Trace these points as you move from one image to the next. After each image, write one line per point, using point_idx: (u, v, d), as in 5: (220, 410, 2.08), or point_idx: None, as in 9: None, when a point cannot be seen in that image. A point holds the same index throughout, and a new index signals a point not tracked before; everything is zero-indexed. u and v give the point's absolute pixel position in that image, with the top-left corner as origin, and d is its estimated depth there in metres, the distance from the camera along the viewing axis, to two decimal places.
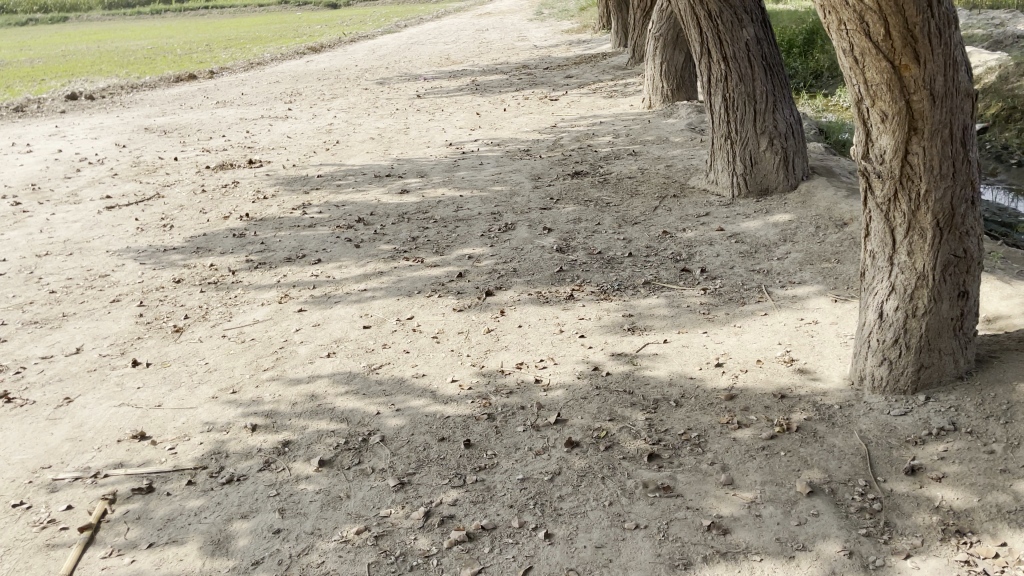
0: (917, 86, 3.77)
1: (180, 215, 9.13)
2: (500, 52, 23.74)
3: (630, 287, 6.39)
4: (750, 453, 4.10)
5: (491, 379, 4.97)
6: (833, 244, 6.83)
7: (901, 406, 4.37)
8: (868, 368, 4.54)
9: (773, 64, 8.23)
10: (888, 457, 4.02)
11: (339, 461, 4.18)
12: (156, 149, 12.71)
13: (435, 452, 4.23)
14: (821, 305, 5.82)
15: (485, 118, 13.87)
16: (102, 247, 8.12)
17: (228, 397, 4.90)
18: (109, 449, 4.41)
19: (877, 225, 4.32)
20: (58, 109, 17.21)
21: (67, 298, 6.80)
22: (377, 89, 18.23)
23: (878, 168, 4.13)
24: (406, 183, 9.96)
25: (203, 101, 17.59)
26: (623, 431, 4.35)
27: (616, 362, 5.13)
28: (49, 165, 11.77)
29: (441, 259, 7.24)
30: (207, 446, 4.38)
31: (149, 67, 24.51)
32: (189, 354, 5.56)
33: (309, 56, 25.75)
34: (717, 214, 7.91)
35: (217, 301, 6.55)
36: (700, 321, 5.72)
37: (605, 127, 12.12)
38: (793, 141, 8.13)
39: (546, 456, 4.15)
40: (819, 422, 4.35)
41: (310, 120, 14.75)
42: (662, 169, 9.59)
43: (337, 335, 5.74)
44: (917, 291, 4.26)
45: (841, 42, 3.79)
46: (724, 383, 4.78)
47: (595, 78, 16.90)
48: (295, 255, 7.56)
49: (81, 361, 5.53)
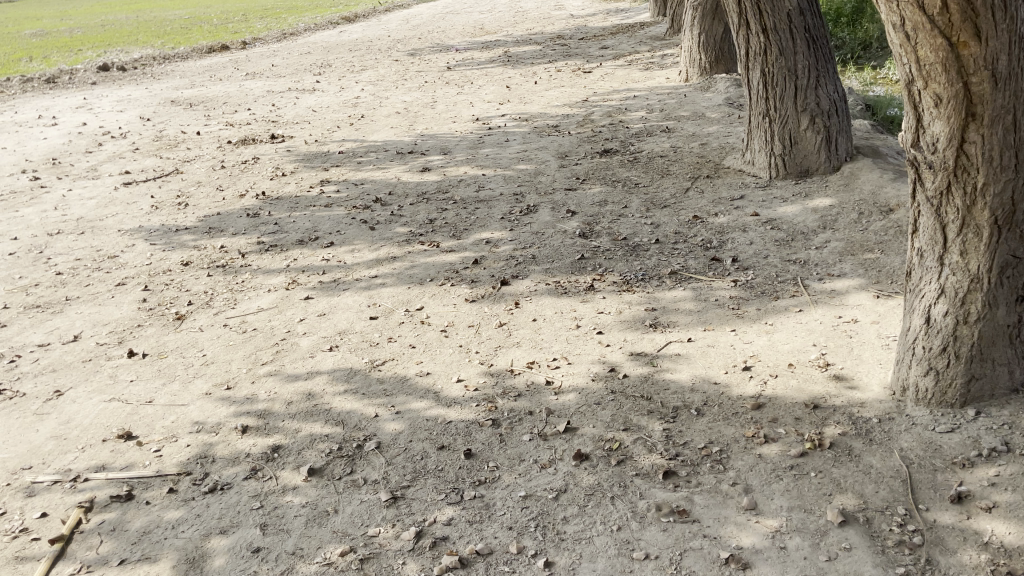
0: (977, 66, 3.31)
1: (196, 193, 8.90)
2: (535, 22, 23.09)
3: (654, 278, 6.00)
4: (777, 473, 3.73)
5: (500, 380, 4.64)
6: (877, 233, 6.35)
7: (948, 421, 3.96)
8: (912, 377, 4.12)
9: (817, 36, 7.66)
10: (932, 481, 3.61)
11: (329, 470, 3.90)
12: (180, 123, 12.51)
13: (432, 462, 3.92)
14: (861, 302, 5.36)
15: (514, 91, 13.42)
16: (114, 226, 7.92)
17: (221, 393, 4.64)
18: (93, 450, 4.18)
19: (927, 221, 3.86)
20: (89, 80, 17.13)
21: (72, 280, 6.61)
22: (407, 61, 17.82)
23: (930, 157, 3.66)
24: (428, 160, 9.61)
25: (233, 73, 17.37)
26: (637, 443, 4.00)
27: (635, 363, 4.77)
28: (73, 139, 11.64)
29: (457, 244, 6.91)
30: (194, 449, 4.13)
31: (183, 37, 24.32)
32: (187, 345, 5.31)
33: (342, 27, 25.36)
34: (752, 197, 7.45)
35: (224, 286, 6.30)
36: (728, 317, 5.31)
37: (639, 101, 11.62)
38: (837, 119, 7.60)
39: (552, 470, 3.82)
40: (855, 438, 3.95)
41: (337, 93, 14.46)
42: (696, 148, 9.11)
43: (343, 326, 5.45)
44: (969, 296, 3.82)
45: (891, 15, 3.31)
46: (751, 390, 4.39)
47: (631, 49, 16.27)
48: (308, 237, 7.28)
49: (77, 350, 5.32)
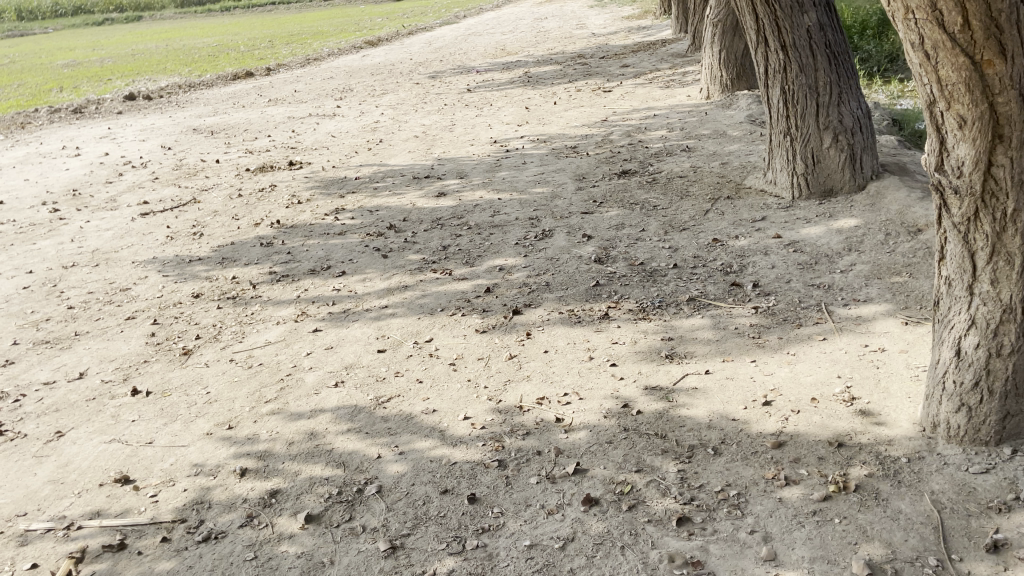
0: (1003, 85, 3.13)
1: (212, 222, 8.87)
2: (557, 41, 23.00)
3: (672, 305, 5.80)
4: (798, 519, 3.50)
5: (508, 418, 4.46)
6: (905, 255, 6.11)
7: (983, 461, 3.72)
8: (942, 414, 3.88)
9: (838, 52, 7.43)
10: (965, 528, 3.37)
11: (327, 517, 3.75)
12: (201, 151, 12.54)
13: (435, 508, 3.76)
14: (889, 329, 5.12)
15: (533, 112, 13.32)
16: (128, 258, 7.89)
17: (222, 433, 4.52)
18: (89, 495, 4.08)
19: (954, 248, 3.64)
20: (115, 110, 17.31)
21: (83, 315, 6.56)
22: (428, 83, 17.83)
23: (955, 182, 3.45)
24: (444, 184, 9.51)
25: (256, 99, 17.47)
26: (650, 485, 3.80)
27: (650, 398, 4.56)
28: (94, 169, 11.72)
29: (470, 271, 6.77)
30: (191, 494, 4.01)
31: (210, 65, 24.61)
32: (192, 381, 5.20)
33: (365, 51, 25.53)
34: (775, 218, 7.23)
35: (233, 319, 6.21)
36: (748, 347, 5.10)
37: (659, 120, 11.45)
38: (861, 136, 7.36)
39: (559, 517, 3.64)
40: (883, 479, 3.71)
41: (357, 118, 14.46)
42: (716, 167, 8.90)
43: (349, 360, 5.32)
44: (1001, 327, 3.59)
45: (909, 34, 3.15)
46: (772, 426, 4.17)
47: (652, 67, 16.09)
48: (320, 266, 7.19)
49: (82, 388, 5.25)
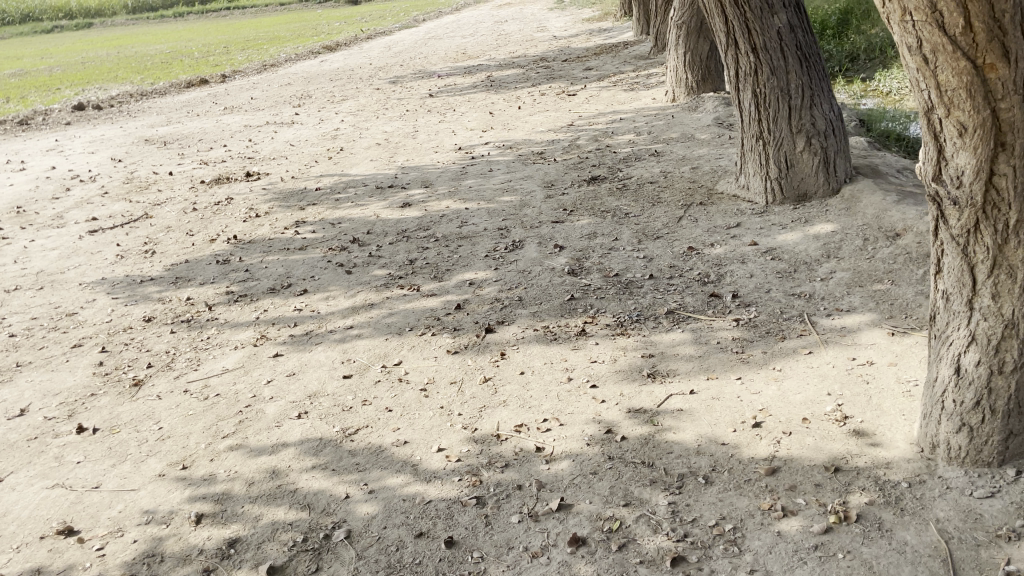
0: (1005, 90, 2.95)
1: (165, 239, 8.45)
2: (519, 44, 22.78)
3: (651, 318, 5.57)
4: (800, 555, 3.29)
5: (485, 448, 4.19)
6: (885, 262, 5.96)
7: (987, 485, 3.54)
8: (942, 434, 3.69)
9: (809, 54, 7.29)
10: (976, 560, 3.18)
11: (292, 569, 3.45)
12: (153, 163, 12.06)
13: (409, 553, 3.48)
14: (875, 340, 4.95)
15: (497, 117, 13.04)
16: (75, 280, 7.46)
17: (176, 474, 4.18)
18: (28, 550, 3.72)
19: (952, 261, 3.45)
20: (63, 121, 16.65)
21: (26, 344, 6.14)
22: (388, 89, 17.46)
23: (954, 193, 3.26)
24: (408, 194, 9.20)
25: (211, 107, 16.93)
26: (640, 521, 3.56)
27: (633, 422, 4.32)
28: (40, 185, 11.18)
29: (439, 286, 6.48)
30: (142, 546, 3.67)
31: (163, 72, 23.95)
32: (142, 416, 4.84)
33: (324, 56, 25.05)
34: (750, 224, 7.05)
35: (187, 345, 5.85)
36: (732, 362, 4.88)
37: (626, 124, 11.26)
38: (834, 139, 7.21)
39: (544, 560, 3.38)
40: (884, 507, 3.51)
41: (317, 125, 14.06)
42: (687, 172, 8.73)
43: (313, 388, 5.00)
44: (1004, 343, 3.41)
45: (906, 37, 2.94)
46: (764, 451, 3.95)
47: (616, 69, 15.92)
48: (280, 285, 6.85)
49: (22, 427, 4.85)
